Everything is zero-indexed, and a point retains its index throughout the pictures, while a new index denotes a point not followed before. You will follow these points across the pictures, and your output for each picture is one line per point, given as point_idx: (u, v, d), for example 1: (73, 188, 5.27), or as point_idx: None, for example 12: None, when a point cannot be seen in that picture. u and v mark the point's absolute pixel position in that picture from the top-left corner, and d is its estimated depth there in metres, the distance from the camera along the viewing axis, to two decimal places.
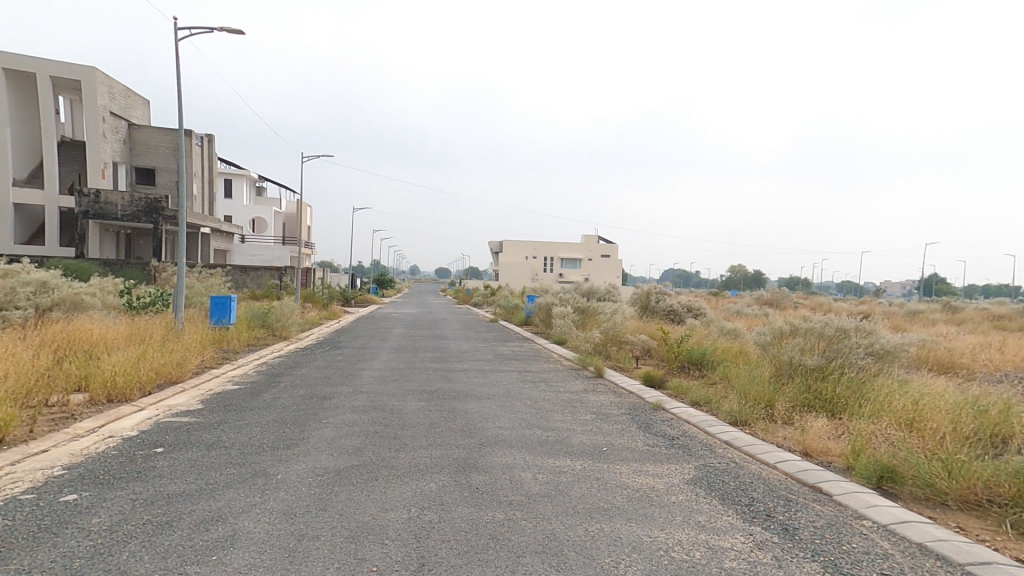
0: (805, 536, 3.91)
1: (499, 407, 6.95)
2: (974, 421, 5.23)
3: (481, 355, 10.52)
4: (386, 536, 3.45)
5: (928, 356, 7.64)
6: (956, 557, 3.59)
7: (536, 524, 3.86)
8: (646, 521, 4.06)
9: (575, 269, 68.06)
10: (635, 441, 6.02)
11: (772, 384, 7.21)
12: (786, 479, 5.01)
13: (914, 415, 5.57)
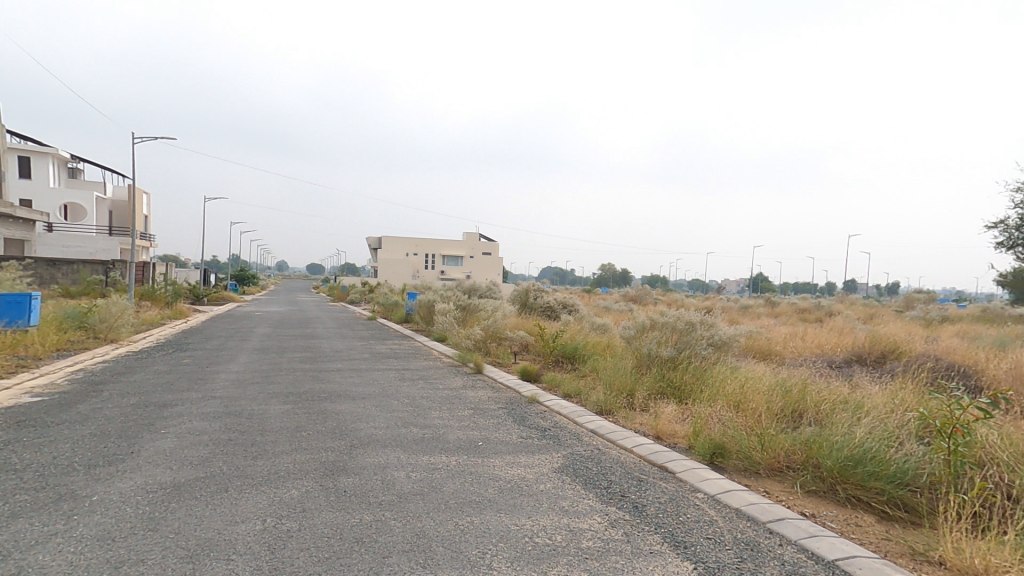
0: (650, 512, 4.33)
1: (374, 407, 6.79)
2: (781, 400, 6.17)
3: (357, 354, 10.20)
4: (232, 552, 3.23)
5: (753, 345, 8.94)
6: (761, 517, 4.24)
7: (405, 523, 3.79)
8: (515, 511, 4.21)
9: (458, 266, 68.63)
10: (509, 434, 6.18)
11: (633, 374, 7.86)
12: (640, 462, 5.51)
13: (740, 397, 6.43)
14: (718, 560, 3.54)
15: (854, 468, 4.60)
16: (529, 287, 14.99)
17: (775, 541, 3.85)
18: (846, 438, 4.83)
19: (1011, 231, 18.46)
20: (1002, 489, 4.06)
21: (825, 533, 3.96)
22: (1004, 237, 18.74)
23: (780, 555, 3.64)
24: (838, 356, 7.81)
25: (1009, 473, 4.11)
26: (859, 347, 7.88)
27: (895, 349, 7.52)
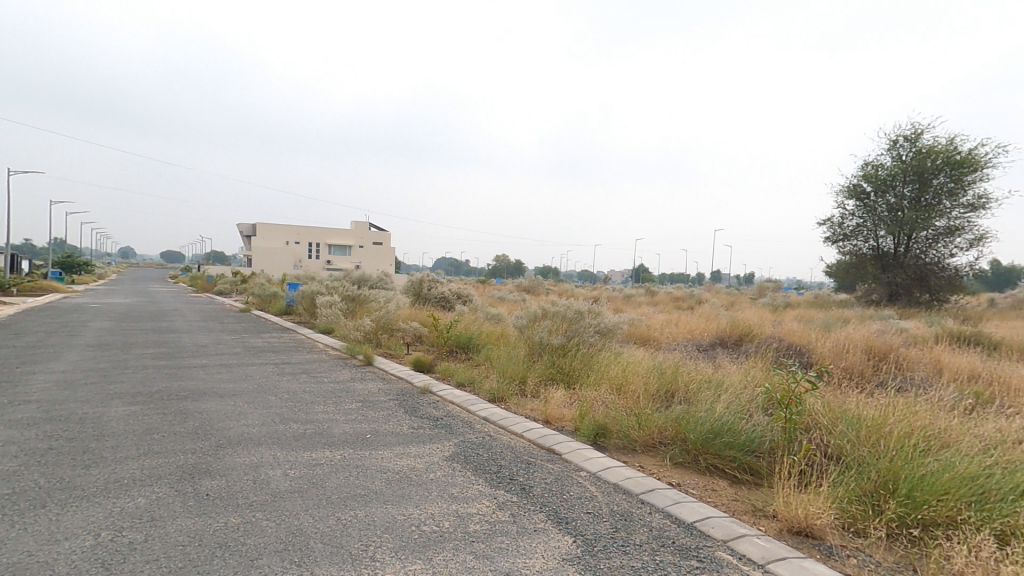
0: (537, 493, 4.11)
1: (245, 404, 6.28)
2: (657, 382, 6.61)
3: (225, 349, 9.36)
4: (54, 573, 2.82)
5: (634, 332, 9.62)
6: (635, 489, 4.23)
7: (280, 522, 3.52)
8: (402, 501, 3.92)
9: (344, 256, 65.70)
10: (400, 425, 5.96)
11: (526, 362, 7.99)
12: (529, 446, 5.34)
13: (622, 380, 6.82)
14: (596, 533, 3.45)
15: (714, 439, 5.01)
16: (424, 277, 14.79)
17: (645, 510, 3.88)
18: (709, 412, 5.26)
19: (835, 227, 21.62)
20: (822, 448, 4.78)
21: (687, 499, 4.11)
22: (830, 233, 21.88)
23: (650, 523, 3.67)
24: (706, 340, 8.65)
25: (826, 435, 4.83)
26: (720, 331, 8.81)
27: (749, 332, 8.51)
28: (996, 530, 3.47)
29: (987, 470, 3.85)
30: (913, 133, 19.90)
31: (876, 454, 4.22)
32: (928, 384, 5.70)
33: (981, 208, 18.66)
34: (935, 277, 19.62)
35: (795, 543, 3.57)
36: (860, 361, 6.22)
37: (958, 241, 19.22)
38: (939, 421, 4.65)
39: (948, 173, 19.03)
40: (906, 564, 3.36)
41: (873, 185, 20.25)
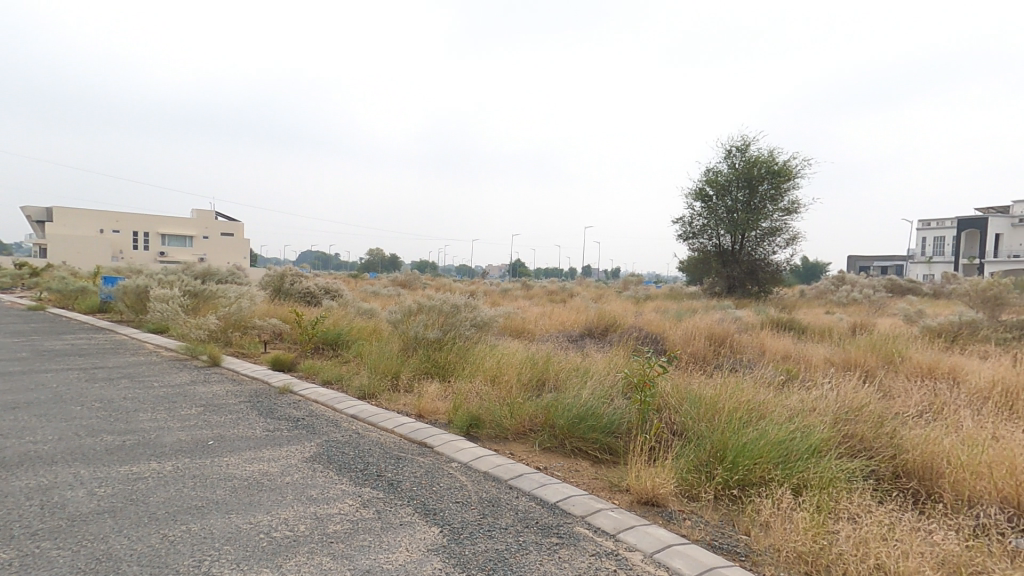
0: (405, 487, 3.88)
1: (38, 418, 5.30)
2: (530, 371, 6.24)
3: (12, 355, 7.82)
4: None
5: (509, 325, 9.83)
6: (504, 476, 4.11)
7: (80, 548, 3.00)
8: (249, 509, 3.56)
9: (182, 248, 58.84)
10: (252, 429, 5.43)
11: (400, 357, 7.63)
12: (400, 441, 5.03)
13: (496, 371, 6.38)
14: (462, 521, 3.34)
15: (580, 423, 4.96)
16: (287, 272, 13.88)
17: (511, 495, 3.80)
18: (575, 399, 5.20)
19: (686, 225, 24.23)
20: (670, 425, 5.25)
21: (552, 481, 4.10)
22: (682, 231, 24.53)
23: (516, 506, 3.62)
24: (576, 331, 9.11)
25: (673, 413, 5.32)
26: (588, 323, 9.37)
27: (612, 322, 9.18)
28: (794, 484, 4.14)
29: (792, 435, 4.60)
30: (743, 145, 22.88)
31: (710, 428, 4.81)
32: (753, 364, 6.62)
33: (794, 212, 22.10)
34: (763, 271, 22.76)
35: (642, 512, 3.90)
36: (703, 346, 6.99)
37: (778, 240, 22.56)
38: (759, 395, 5.45)
39: (769, 181, 22.24)
40: (727, 520, 3.90)
41: (714, 189, 22.99)
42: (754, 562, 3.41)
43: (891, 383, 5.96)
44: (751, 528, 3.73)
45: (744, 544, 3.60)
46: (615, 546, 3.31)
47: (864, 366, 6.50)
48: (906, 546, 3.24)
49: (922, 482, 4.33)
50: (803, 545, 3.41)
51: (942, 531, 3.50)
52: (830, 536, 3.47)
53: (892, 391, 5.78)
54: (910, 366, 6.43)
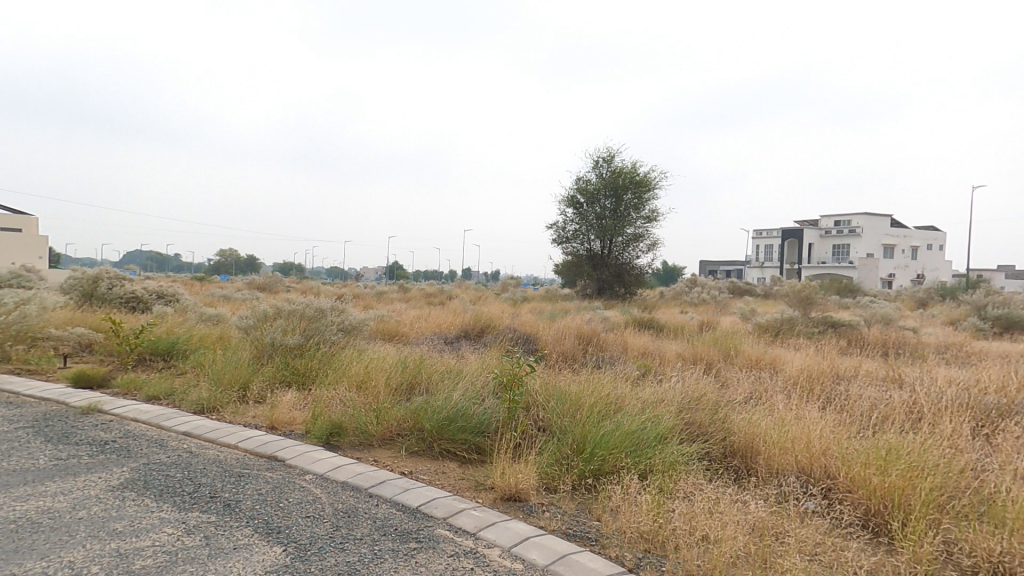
0: (245, 507, 3.59)
1: None
2: (399, 374, 6.16)
3: None
4: None
5: (380, 329, 9.59)
6: (363, 484, 4.01)
7: None
8: (14, 557, 2.93)
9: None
10: (33, 458, 4.47)
11: (251, 366, 6.83)
12: (245, 456, 4.58)
13: (363, 377, 6.10)
14: (312, 537, 3.20)
15: (448, 425, 5.00)
16: (101, 275, 12.10)
17: (371, 503, 3.72)
18: (445, 401, 5.23)
19: (559, 230, 25.48)
20: (537, 422, 5.48)
21: (416, 485, 4.09)
22: (557, 235, 25.65)
23: (375, 514, 3.55)
24: (451, 333, 9.15)
25: (540, 410, 5.57)
26: (464, 325, 9.48)
27: (488, 324, 9.38)
28: (641, 470, 4.56)
29: (643, 425, 5.06)
30: (608, 156, 24.70)
31: (572, 422, 5.13)
32: (615, 360, 7.17)
33: (654, 220, 24.32)
34: (628, 274, 24.59)
35: (504, 508, 4.03)
36: (572, 346, 7.41)
37: (641, 245, 24.63)
38: (618, 389, 5.93)
39: (632, 190, 24.27)
40: (582, 508, 4.18)
41: (584, 196, 24.53)
42: (603, 545, 3.69)
43: (727, 373, 6.84)
44: (602, 514, 4.03)
45: (595, 530, 3.89)
46: (475, 544, 3.40)
47: (707, 359, 7.38)
48: (725, 517, 3.71)
49: (744, 459, 5.03)
50: (645, 525, 3.78)
51: (754, 501, 4.08)
52: (667, 514, 3.88)
53: (727, 381, 6.63)
54: (743, 358, 7.41)
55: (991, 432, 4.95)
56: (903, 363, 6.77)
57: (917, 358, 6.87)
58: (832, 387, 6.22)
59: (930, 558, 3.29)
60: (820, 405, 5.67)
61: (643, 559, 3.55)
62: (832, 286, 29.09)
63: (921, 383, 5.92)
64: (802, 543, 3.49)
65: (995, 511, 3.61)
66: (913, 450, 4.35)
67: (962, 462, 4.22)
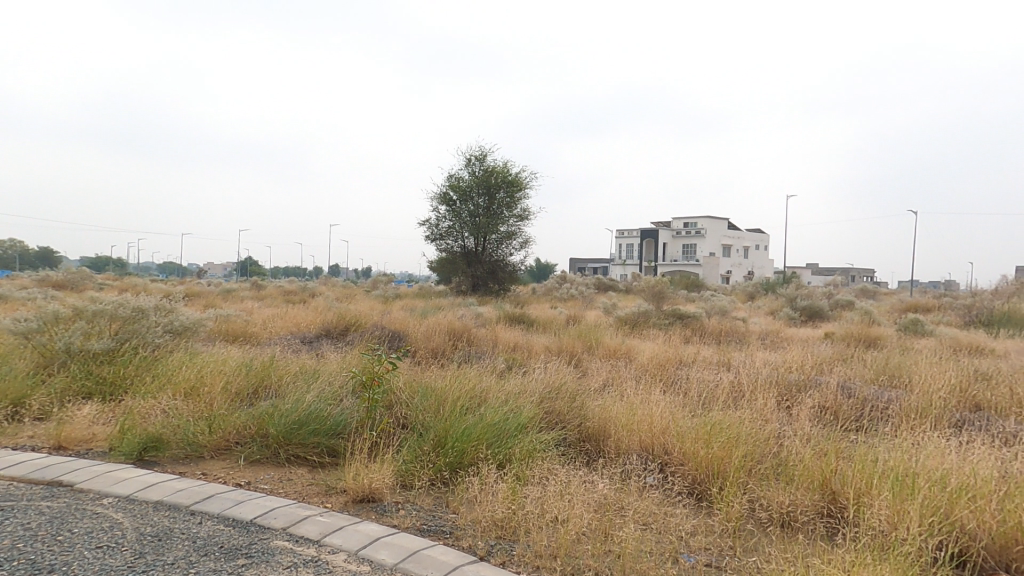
0: (2, 548, 2.93)
1: None
2: (242, 379, 5.63)
3: None
4: None
5: (223, 330, 8.70)
6: (183, 501, 3.60)
7: None
8: None
9: None
10: None
11: (33, 379, 5.71)
12: (11, 486, 3.77)
13: (194, 383, 5.45)
14: (102, 569, 2.76)
15: (298, 429, 4.68)
16: None
17: (192, 521, 3.35)
18: (296, 403, 4.89)
19: (433, 227, 25.32)
20: (400, 419, 5.35)
21: (252, 496, 3.77)
22: (430, 232, 25.44)
23: (195, 534, 3.20)
24: (310, 333, 8.61)
25: (404, 407, 5.45)
26: (326, 324, 9.02)
27: (354, 322, 8.98)
28: (500, 459, 4.65)
29: (505, 417, 5.16)
30: (481, 155, 25.14)
31: (435, 418, 5.08)
32: (484, 354, 7.29)
33: (527, 218, 25.23)
34: (501, 271, 25.23)
35: (356, 511, 3.85)
36: (442, 342, 7.38)
37: (515, 242, 25.32)
38: (483, 383, 6.01)
39: (505, 189, 24.96)
40: (439, 503, 4.13)
41: (457, 194, 24.68)
42: (456, 536, 3.64)
43: (588, 363, 7.28)
44: (459, 506, 4.00)
45: (450, 522, 3.84)
46: (317, 551, 3.19)
47: (571, 351, 7.79)
48: (574, 498, 3.85)
49: (597, 443, 5.36)
50: (499, 512, 3.78)
51: (601, 480, 4.32)
52: (522, 499, 3.94)
53: (588, 370, 7.06)
54: (603, 348, 7.94)
55: (792, 404, 5.85)
56: (733, 348, 7.75)
57: (743, 344, 7.91)
58: (675, 372, 6.90)
59: (738, 515, 3.76)
60: (663, 389, 6.27)
61: (494, 546, 3.54)
62: (683, 282, 32.52)
63: (744, 365, 6.84)
64: (639, 513, 3.77)
65: (789, 470, 4.25)
66: (732, 423, 4.97)
67: (768, 432, 4.92)
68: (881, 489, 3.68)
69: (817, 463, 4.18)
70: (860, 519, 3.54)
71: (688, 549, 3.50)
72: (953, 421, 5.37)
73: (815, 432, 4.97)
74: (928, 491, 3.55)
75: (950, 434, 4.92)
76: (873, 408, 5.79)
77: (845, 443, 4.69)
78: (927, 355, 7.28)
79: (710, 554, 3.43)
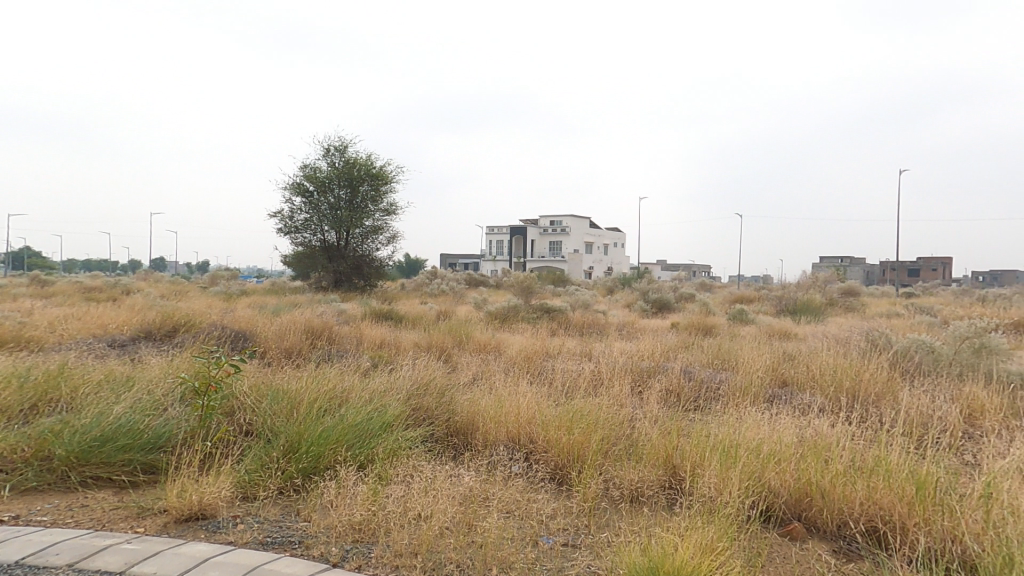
0: None
1: None
2: (17, 392, 4.54)
3: None
4: None
5: None
6: None
7: None
8: None
9: None
10: None
11: None
12: None
13: None
14: None
15: (101, 447, 3.90)
16: None
17: None
18: (98, 417, 4.07)
19: (286, 219, 23.32)
20: (242, 427, 4.73)
21: (22, 533, 3.03)
22: (282, 224, 23.38)
23: None
24: (122, 336, 7.31)
25: (248, 413, 4.84)
26: (146, 325, 7.74)
27: (186, 322, 7.84)
28: (360, 461, 4.32)
29: (368, 416, 4.84)
30: (341, 145, 23.85)
31: (286, 422, 4.58)
32: (346, 353, 6.82)
33: (393, 213, 24.49)
34: (366, 266, 24.15)
35: (178, 532, 3.28)
36: (297, 341, 6.76)
37: (381, 237, 24.45)
38: (344, 382, 5.59)
39: (368, 183, 23.97)
40: (287, 512, 3.70)
41: (313, 185, 23.06)
42: (306, 545, 3.27)
43: (458, 358, 7.19)
44: (311, 513, 3.62)
45: (300, 531, 3.44)
46: None
47: (441, 347, 7.63)
48: (439, 493, 3.69)
49: (464, 437, 5.27)
50: (357, 515, 3.48)
51: (467, 474, 4.22)
52: (383, 499, 3.67)
53: (457, 365, 6.96)
54: (473, 343, 7.91)
55: (643, 389, 6.36)
56: (594, 339, 8.24)
57: (603, 335, 8.45)
58: (541, 363, 7.10)
59: (594, 495, 3.93)
60: (529, 380, 6.42)
61: (350, 550, 3.25)
62: (550, 278, 34.13)
63: (603, 355, 7.29)
64: (502, 502, 3.74)
65: (639, 449, 4.56)
66: (591, 410, 5.22)
67: (622, 415, 5.26)
68: (711, 460, 4.11)
69: (662, 442, 4.55)
70: (694, 488, 3.91)
71: (547, 531, 3.56)
72: (767, 396, 6.27)
73: (661, 413, 5.44)
74: (746, 459, 4.06)
75: (764, 407, 5.72)
76: (708, 389, 6.54)
77: (685, 421, 5.19)
78: (749, 341, 8.43)
79: (567, 534, 3.52)
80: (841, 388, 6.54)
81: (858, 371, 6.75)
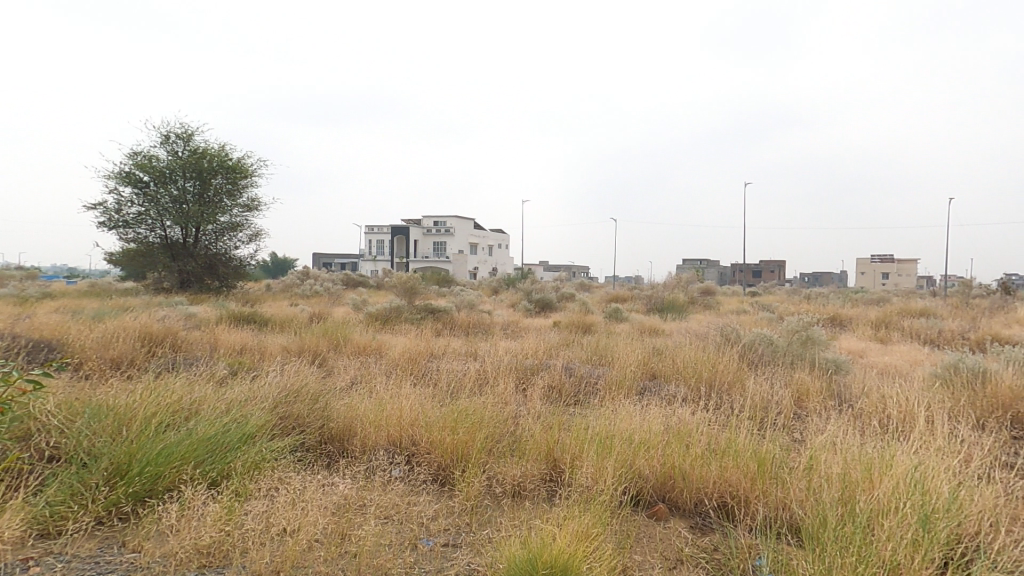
0: None
1: None
2: None
3: None
4: None
5: None
6: None
7: None
8: None
9: None
10: None
11: None
12: None
13: None
14: None
15: None
16: None
17: None
18: None
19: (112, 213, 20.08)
20: (42, 453, 3.83)
21: None
22: (106, 218, 20.06)
23: None
24: None
25: (57, 433, 3.94)
26: None
27: None
28: (211, 478, 3.72)
29: (224, 428, 4.22)
30: (185, 133, 21.18)
31: (111, 443, 3.80)
32: (196, 361, 5.95)
33: (255, 209, 22.39)
34: (222, 266, 21.76)
35: None
36: (128, 349, 5.74)
37: (238, 236, 22.21)
38: (195, 392, 4.84)
39: (222, 175, 21.61)
40: (106, 545, 3.03)
41: (150, 175, 20.13)
42: None
43: (335, 362, 6.65)
44: (143, 542, 3.00)
45: (126, 564, 2.83)
46: None
47: (315, 351, 7.01)
48: (309, 504, 3.29)
49: (339, 444, 4.83)
50: (205, 537, 2.96)
51: (341, 482, 3.84)
52: (240, 517, 3.18)
53: (333, 369, 6.43)
54: (351, 346, 7.38)
55: (527, 386, 6.41)
56: (479, 339, 8.17)
57: (488, 335, 8.42)
58: (425, 365, 6.83)
59: (476, 493, 3.80)
60: (412, 381, 6.12)
61: None
62: (434, 279, 33.70)
63: (488, 354, 7.24)
64: (379, 508, 3.45)
65: (521, 445, 4.54)
66: (476, 408, 5.11)
67: (506, 413, 5.22)
68: (589, 450, 4.22)
69: (542, 437, 4.58)
70: (572, 479, 3.97)
71: (427, 534, 3.35)
72: (639, 388, 6.69)
73: (543, 409, 5.50)
74: (620, 448, 4.23)
75: (636, 399, 6.08)
76: (586, 384, 6.79)
77: (566, 416, 5.30)
78: (625, 338, 8.98)
79: (448, 535, 3.34)
80: (700, 378, 7.22)
81: (714, 363, 7.51)
